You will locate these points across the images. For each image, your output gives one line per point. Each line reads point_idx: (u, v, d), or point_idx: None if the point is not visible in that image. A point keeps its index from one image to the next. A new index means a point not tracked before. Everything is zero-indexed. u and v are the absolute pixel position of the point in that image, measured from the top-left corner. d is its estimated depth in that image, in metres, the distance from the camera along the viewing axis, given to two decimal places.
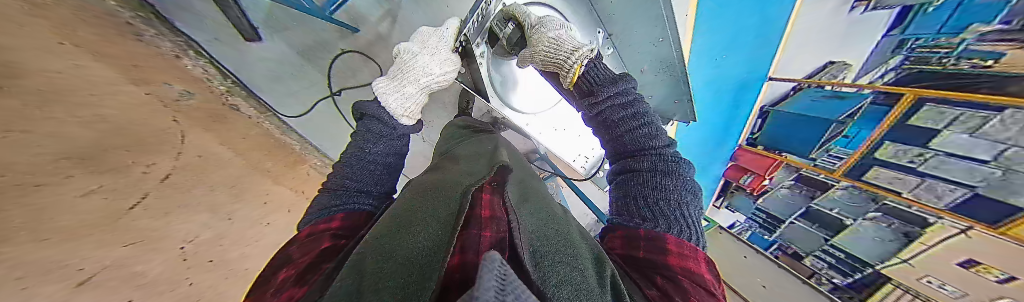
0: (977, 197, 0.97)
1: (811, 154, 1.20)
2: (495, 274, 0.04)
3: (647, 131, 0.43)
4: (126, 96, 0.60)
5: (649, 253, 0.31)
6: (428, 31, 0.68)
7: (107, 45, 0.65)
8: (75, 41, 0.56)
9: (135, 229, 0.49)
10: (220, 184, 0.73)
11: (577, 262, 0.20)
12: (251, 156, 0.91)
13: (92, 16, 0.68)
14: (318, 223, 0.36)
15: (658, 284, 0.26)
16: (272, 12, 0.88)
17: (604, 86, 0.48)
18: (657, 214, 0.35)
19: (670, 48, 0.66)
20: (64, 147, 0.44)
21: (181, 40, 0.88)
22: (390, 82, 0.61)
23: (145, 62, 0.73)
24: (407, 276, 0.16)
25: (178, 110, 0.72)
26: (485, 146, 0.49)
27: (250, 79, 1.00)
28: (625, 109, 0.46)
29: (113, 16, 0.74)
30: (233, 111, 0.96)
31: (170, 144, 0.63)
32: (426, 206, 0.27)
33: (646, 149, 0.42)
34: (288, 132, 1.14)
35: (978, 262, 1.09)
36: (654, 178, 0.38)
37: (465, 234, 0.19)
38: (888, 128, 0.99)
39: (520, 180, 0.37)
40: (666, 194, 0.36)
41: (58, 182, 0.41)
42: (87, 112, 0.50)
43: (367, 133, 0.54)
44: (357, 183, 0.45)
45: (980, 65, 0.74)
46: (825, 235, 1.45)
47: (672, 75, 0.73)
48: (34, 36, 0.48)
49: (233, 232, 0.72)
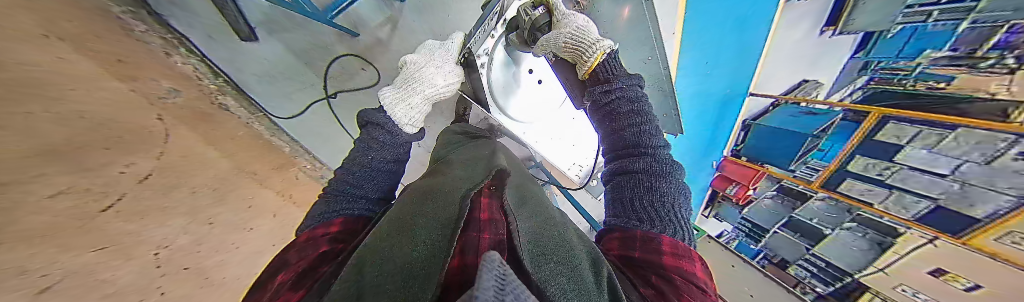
0: (940, 208, 1.05)
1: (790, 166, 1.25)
2: (494, 274, 0.04)
3: (647, 130, 0.45)
4: (110, 93, 0.57)
5: (646, 253, 0.31)
6: (430, 48, 0.72)
7: (92, 38, 0.62)
8: (59, 33, 0.54)
9: (106, 233, 0.46)
10: (203, 187, 0.69)
11: (575, 264, 0.20)
12: (237, 157, 0.87)
13: (80, 9, 0.66)
14: (318, 228, 0.35)
15: (654, 282, 0.27)
16: (271, 13, 0.90)
17: (617, 77, 0.52)
18: (654, 212, 0.36)
19: (659, 66, 0.70)
20: (41, 144, 0.41)
21: (171, 37, 0.86)
22: (396, 91, 0.61)
23: (131, 57, 0.70)
24: (407, 278, 0.16)
25: (163, 107, 0.69)
26: (483, 151, 0.50)
27: (242, 79, 0.98)
28: (632, 103, 0.48)
29: (104, 10, 0.72)
30: (222, 111, 0.93)
31: (151, 143, 0.60)
32: (425, 208, 0.27)
33: (645, 149, 0.43)
34: (278, 134, 1.11)
35: (946, 271, 1.17)
36: (650, 179, 0.39)
37: (465, 236, 0.20)
38: (859, 142, 1.05)
39: (518, 185, 0.37)
40: (661, 197, 0.37)
41: (26, 180, 0.37)
42: (67, 108, 0.47)
43: (370, 141, 0.52)
44: (358, 188, 0.44)
45: (935, 87, 0.82)
46: (807, 244, 1.50)
47: (660, 89, 0.77)
48: (20, 28, 0.46)
49: (212, 237, 0.67)
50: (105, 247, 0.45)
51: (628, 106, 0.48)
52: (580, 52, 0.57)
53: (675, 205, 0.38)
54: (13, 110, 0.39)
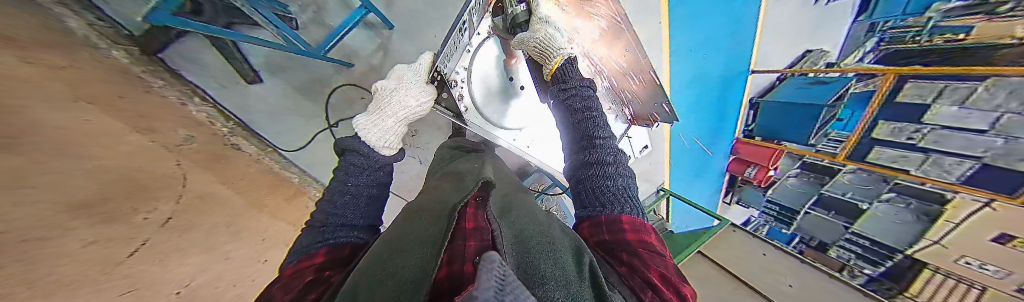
0: (986, 167, 0.93)
1: (811, 140, 1.18)
2: (495, 274, 0.04)
3: (596, 124, 0.46)
4: (133, 145, 0.63)
5: (614, 234, 0.30)
6: (401, 70, 0.73)
7: (120, 99, 0.69)
8: (90, 99, 0.61)
9: (133, 275, 0.49)
10: (217, 224, 0.73)
11: (556, 253, 0.21)
12: (249, 192, 0.91)
13: (109, 75, 0.74)
14: (301, 260, 0.34)
15: (625, 261, 0.25)
16: (271, 57, 1.00)
17: (570, 79, 0.54)
18: (613, 198, 0.34)
19: (638, 56, 0.68)
20: (72, 199, 0.45)
21: (187, 88, 0.95)
22: (369, 118, 0.63)
23: (152, 112, 0.77)
24: (399, 293, 0.16)
25: (182, 153, 0.74)
26: (469, 162, 0.52)
27: (251, 119, 1.05)
28: (584, 101, 0.49)
29: (127, 73, 0.81)
30: (235, 150, 0.99)
31: (169, 188, 0.65)
32: (417, 225, 0.28)
33: (597, 140, 0.43)
34: (287, 166, 1.16)
35: (1013, 236, 1.01)
36: (606, 167, 0.39)
37: (452, 246, 0.20)
38: (879, 107, 1.00)
39: (503, 193, 0.38)
40: (617, 182, 0.37)
41: (60, 234, 0.41)
42: (94, 162, 0.52)
43: (349, 167, 0.54)
44: (343, 217, 0.45)
45: (954, 39, 0.77)
46: (844, 222, 1.40)
47: (646, 81, 0.74)
48: (56, 98, 0.53)
49: (229, 272, 0.70)
50: (132, 290, 0.47)
51: (582, 103, 0.49)
52: (541, 55, 0.58)
53: (629, 185, 0.38)
54: (45, 168, 0.43)
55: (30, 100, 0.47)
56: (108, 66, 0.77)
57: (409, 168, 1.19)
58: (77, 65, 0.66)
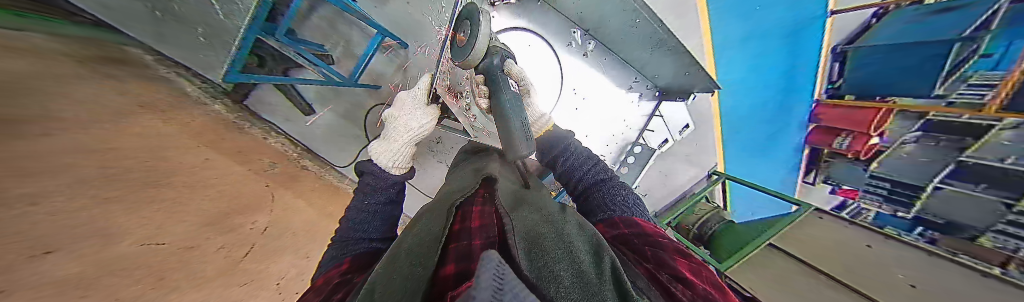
0: None
1: (872, 73, 1.26)
2: (495, 279, 0.04)
3: (598, 166, 0.65)
4: (188, 182, 0.78)
5: (632, 230, 0.39)
6: (405, 96, 0.78)
7: (190, 143, 0.88)
8: (163, 148, 0.78)
9: (225, 263, 0.76)
10: (283, 228, 1.02)
11: (576, 246, 0.25)
12: (294, 208, 1.10)
13: (211, 126, 1.02)
14: (330, 270, 0.40)
15: (643, 251, 0.32)
16: (321, 92, 1.19)
17: (568, 139, 0.76)
18: (623, 210, 0.48)
19: (649, 25, 0.84)
20: (136, 237, 0.59)
21: (265, 126, 1.22)
22: (382, 143, 0.72)
23: (229, 147, 1.01)
24: (410, 284, 0.19)
25: (265, 175, 1.06)
26: (479, 163, 0.58)
27: (313, 144, 1.28)
28: (581, 155, 0.69)
29: (225, 119, 1.10)
30: (303, 171, 1.24)
31: (219, 218, 0.80)
32: (429, 222, 0.33)
33: (601, 178, 0.60)
34: (342, 180, 1.38)
35: None
36: (612, 191, 0.55)
37: (458, 245, 0.25)
38: (904, 35, 1.11)
39: (513, 187, 0.45)
40: (621, 198, 0.52)
41: (117, 272, 0.52)
42: (208, 190, 0.82)
43: (365, 187, 0.62)
44: (362, 232, 0.51)
45: None
46: (1002, 198, 1.24)
47: (661, 47, 0.91)
48: (130, 154, 0.69)
49: (252, 295, 0.79)
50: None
51: (576, 152, 0.70)
52: (496, 85, 0.61)
53: (632, 200, 0.53)
54: (164, 198, 0.69)
55: (166, 153, 0.78)
56: (215, 118, 1.06)
57: (433, 172, 1.27)
58: (172, 122, 0.88)
